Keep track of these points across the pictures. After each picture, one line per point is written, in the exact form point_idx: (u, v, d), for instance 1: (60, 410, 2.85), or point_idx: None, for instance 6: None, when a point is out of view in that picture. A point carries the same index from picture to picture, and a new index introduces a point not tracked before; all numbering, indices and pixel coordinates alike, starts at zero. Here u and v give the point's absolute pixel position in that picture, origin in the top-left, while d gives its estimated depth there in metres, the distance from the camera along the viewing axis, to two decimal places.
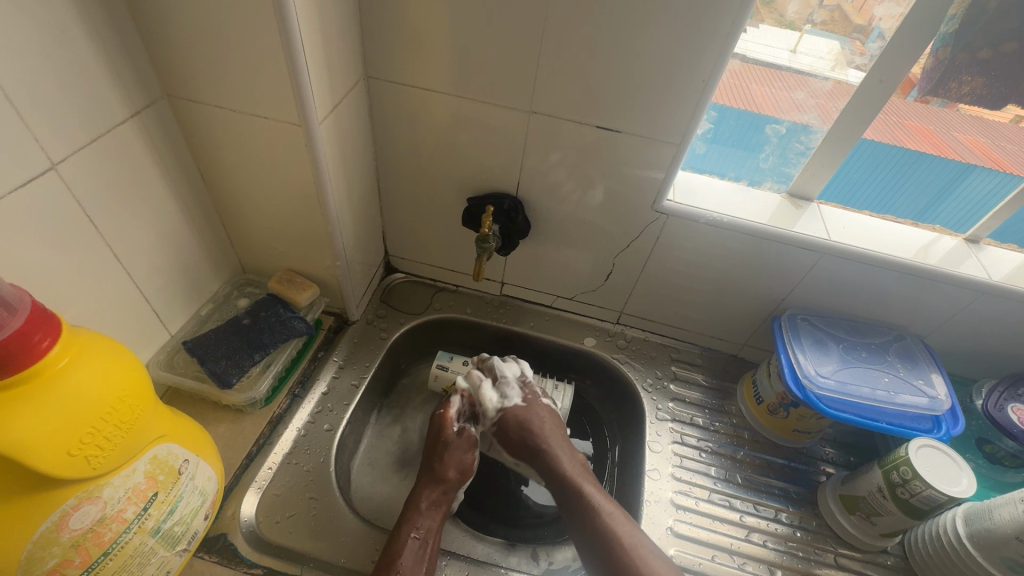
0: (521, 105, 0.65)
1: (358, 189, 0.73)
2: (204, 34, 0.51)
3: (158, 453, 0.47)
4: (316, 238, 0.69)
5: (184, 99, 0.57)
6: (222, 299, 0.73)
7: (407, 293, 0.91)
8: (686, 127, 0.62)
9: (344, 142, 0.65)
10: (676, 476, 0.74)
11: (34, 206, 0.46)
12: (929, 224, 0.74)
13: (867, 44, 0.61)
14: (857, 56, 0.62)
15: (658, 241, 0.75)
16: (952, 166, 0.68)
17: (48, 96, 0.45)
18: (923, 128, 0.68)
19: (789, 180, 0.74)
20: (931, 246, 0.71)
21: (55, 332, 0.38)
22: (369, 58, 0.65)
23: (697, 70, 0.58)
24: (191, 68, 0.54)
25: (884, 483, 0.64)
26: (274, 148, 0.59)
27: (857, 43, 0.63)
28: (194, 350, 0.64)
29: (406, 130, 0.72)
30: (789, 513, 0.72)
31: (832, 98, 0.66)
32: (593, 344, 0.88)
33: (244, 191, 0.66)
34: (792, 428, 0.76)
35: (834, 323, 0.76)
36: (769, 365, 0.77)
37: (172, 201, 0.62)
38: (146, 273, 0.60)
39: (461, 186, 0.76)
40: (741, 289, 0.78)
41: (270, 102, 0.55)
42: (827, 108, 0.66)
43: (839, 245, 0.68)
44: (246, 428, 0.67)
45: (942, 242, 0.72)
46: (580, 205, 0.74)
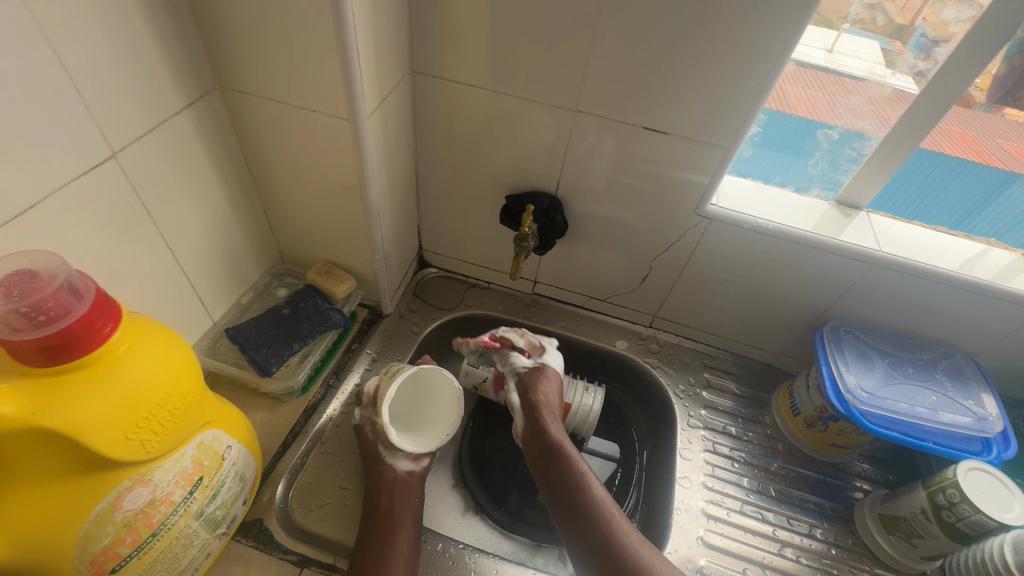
0: (567, 104, 0.64)
1: (398, 184, 0.73)
2: (259, 26, 0.51)
3: (204, 438, 0.48)
4: (358, 231, 0.70)
5: (236, 90, 0.57)
6: (262, 288, 0.74)
7: (439, 289, 0.91)
8: (737, 131, 0.61)
9: (388, 137, 0.65)
10: (707, 485, 0.72)
11: (95, 192, 0.47)
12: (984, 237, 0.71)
13: (908, 45, 0.61)
14: (899, 58, 0.62)
15: (698, 246, 0.74)
16: (997, 174, 0.66)
17: (112, 86, 0.46)
18: (964, 131, 0.65)
19: (838, 187, 0.72)
20: (982, 258, 0.68)
21: (117, 318, 0.39)
22: (416, 54, 0.65)
23: (755, 72, 0.56)
24: (244, 61, 0.54)
25: (928, 504, 0.61)
26: (320, 141, 0.60)
27: (897, 43, 0.63)
28: (235, 339, 0.65)
29: (448, 126, 0.72)
30: (824, 529, 0.70)
31: (869, 103, 0.65)
32: (625, 347, 0.87)
33: (289, 182, 0.66)
34: (829, 442, 0.75)
35: (880, 337, 0.73)
36: (809, 377, 0.75)
37: (219, 191, 0.63)
38: (193, 261, 0.62)
39: (500, 183, 0.76)
40: (782, 297, 0.76)
41: (321, 95, 0.55)
42: (859, 113, 0.66)
43: (889, 256, 0.66)
44: (282, 416, 0.68)
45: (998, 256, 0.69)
46: (620, 207, 0.73)
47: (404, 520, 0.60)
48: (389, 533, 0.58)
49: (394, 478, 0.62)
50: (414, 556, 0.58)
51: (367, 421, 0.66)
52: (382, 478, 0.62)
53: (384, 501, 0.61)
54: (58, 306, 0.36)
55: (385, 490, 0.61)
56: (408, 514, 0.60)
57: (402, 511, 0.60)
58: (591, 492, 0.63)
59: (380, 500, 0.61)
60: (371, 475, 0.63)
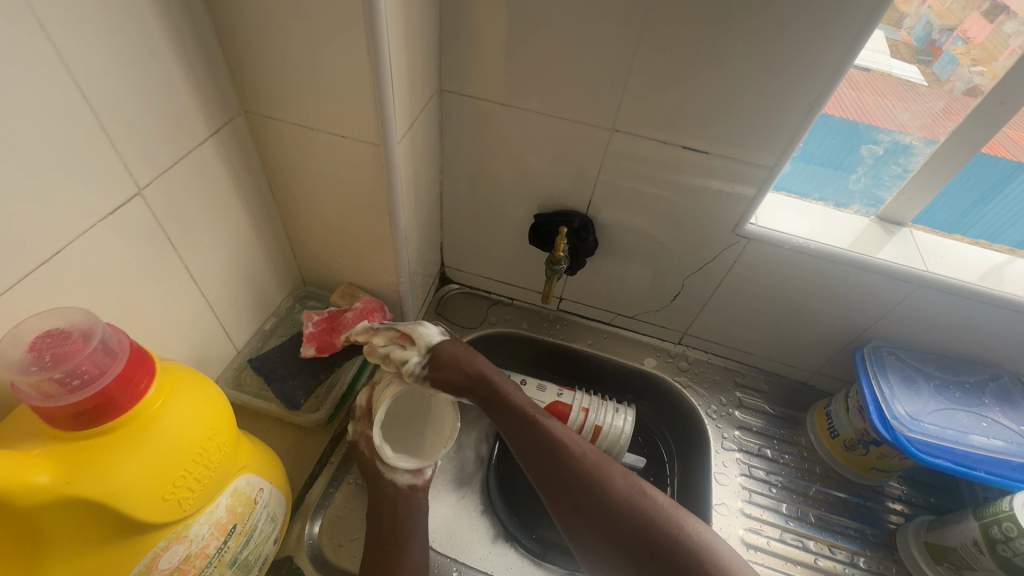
0: (603, 123, 0.62)
1: (423, 204, 0.71)
2: (290, 52, 0.49)
3: (238, 485, 0.46)
4: (384, 255, 0.67)
5: (263, 116, 0.55)
6: (285, 312, 0.72)
7: (462, 306, 0.89)
8: (783, 151, 0.58)
9: (416, 159, 0.62)
10: (745, 512, 0.71)
11: (122, 231, 0.45)
12: None
13: (913, 33, 0.62)
14: (904, 45, 0.63)
15: (735, 265, 0.72)
16: (1023, 172, 0.63)
17: (138, 121, 0.44)
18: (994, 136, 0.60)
19: (880, 203, 0.69)
20: (1005, 274, 0.65)
21: (151, 373, 0.37)
22: (444, 71, 0.63)
23: (804, 92, 0.53)
24: (270, 85, 0.52)
25: (981, 536, 0.59)
26: (348, 166, 0.57)
27: (903, 31, 0.62)
28: (261, 369, 0.63)
29: (475, 144, 0.69)
30: (867, 558, 0.68)
31: (877, 94, 0.65)
32: (654, 365, 0.85)
33: (313, 206, 0.64)
34: (870, 466, 0.72)
35: (924, 358, 0.70)
36: (849, 398, 0.73)
37: (243, 218, 0.60)
38: (217, 291, 0.59)
39: (528, 201, 0.73)
40: (820, 317, 0.74)
41: (350, 120, 0.53)
42: (879, 112, 0.65)
43: (937, 277, 0.64)
44: (309, 447, 0.66)
45: None
46: (653, 226, 0.71)
47: (415, 522, 0.58)
48: (399, 532, 0.56)
49: (396, 491, 0.59)
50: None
51: (361, 437, 0.63)
52: (384, 490, 0.59)
53: (390, 507, 0.58)
54: (93, 367, 0.34)
55: (387, 501, 0.59)
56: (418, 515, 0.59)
57: (412, 513, 0.58)
58: (580, 457, 0.57)
59: (386, 505, 0.59)
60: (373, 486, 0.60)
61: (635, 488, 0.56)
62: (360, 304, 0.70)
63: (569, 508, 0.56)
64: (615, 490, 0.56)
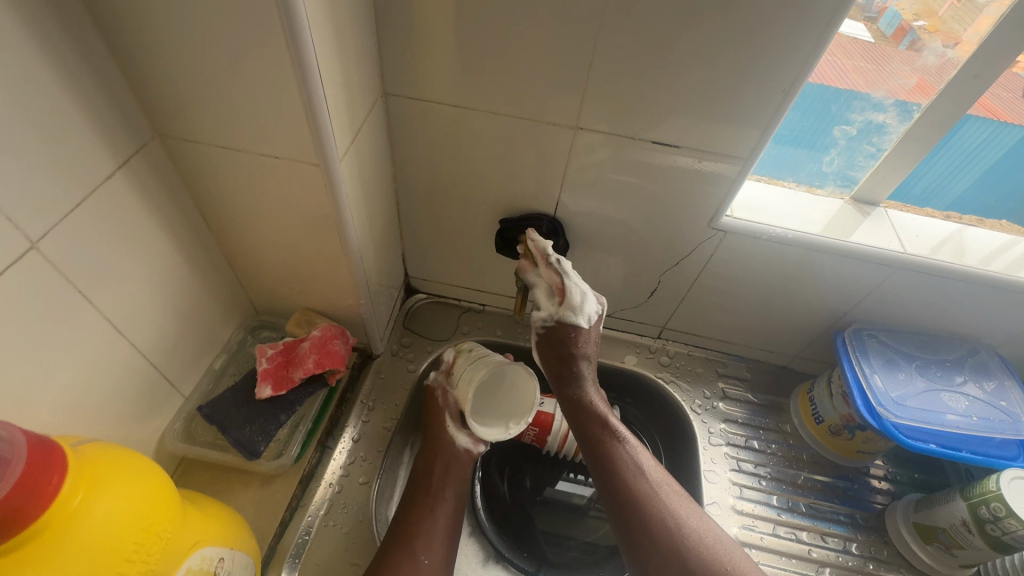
0: (564, 120, 0.57)
1: (378, 217, 0.65)
2: (202, 66, 0.42)
3: (192, 563, 0.41)
4: (339, 277, 0.62)
5: (180, 139, 0.48)
6: (236, 347, 0.66)
7: (431, 316, 0.84)
8: (756, 141, 0.55)
9: (364, 172, 0.57)
10: (738, 509, 0.69)
11: (16, 292, 0.39)
12: (998, 220, 0.68)
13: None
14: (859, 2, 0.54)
15: (711, 258, 0.69)
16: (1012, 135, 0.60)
17: (18, 162, 0.37)
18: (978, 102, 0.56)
19: (854, 183, 0.67)
20: (967, 240, 0.65)
21: (63, 467, 0.33)
22: (387, 72, 0.57)
23: (776, 79, 0.50)
24: (184, 105, 0.45)
25: (970, 516, 0.59)
26: (286, 188, 0.51)
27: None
28: (211, 418, 0.57)
29: (429, 149, 0.64)
30: (858, 542, 0.68)
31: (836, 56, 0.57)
32: (634, 362, 0.82)
33: (254, 232, 0.58)
34: (855, 450, 0.72)
35: (903, 339, 0.70)
36: (831, 384, 0.72)
37: (173, 254, 0.54)
38: (151, 337, 0.53)
39: (491, 206, 0.69)
40: (799, 304, 0.72)
41: (282, 138, 0.47)
42: (833, 76, 0.59)
43: (915, 258, 0.62)
44: (276, 492, 0.61)
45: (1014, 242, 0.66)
46: (625, 223, 0.67)
47: (450, 489, 0.63)
48: (433, 498, 0.62)
49: (449, 451, 0.65)
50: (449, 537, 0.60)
51: (439, 387, 0.70)
52: (441, 445, 0.66)
53: (437, 469, 0.64)
54: None
55: (438, 460, 0.65)
56: (454, 484, 0.63)
57: (451, 480, 0.64)
58: (649, 485, 0.59)
59: (432, 468, 0.64)
60: (431, 441, 0.67)
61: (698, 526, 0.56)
62: (317, 332, 0.64)
63: (629, 529, 0.58)
64: (677, 525, 0.56)
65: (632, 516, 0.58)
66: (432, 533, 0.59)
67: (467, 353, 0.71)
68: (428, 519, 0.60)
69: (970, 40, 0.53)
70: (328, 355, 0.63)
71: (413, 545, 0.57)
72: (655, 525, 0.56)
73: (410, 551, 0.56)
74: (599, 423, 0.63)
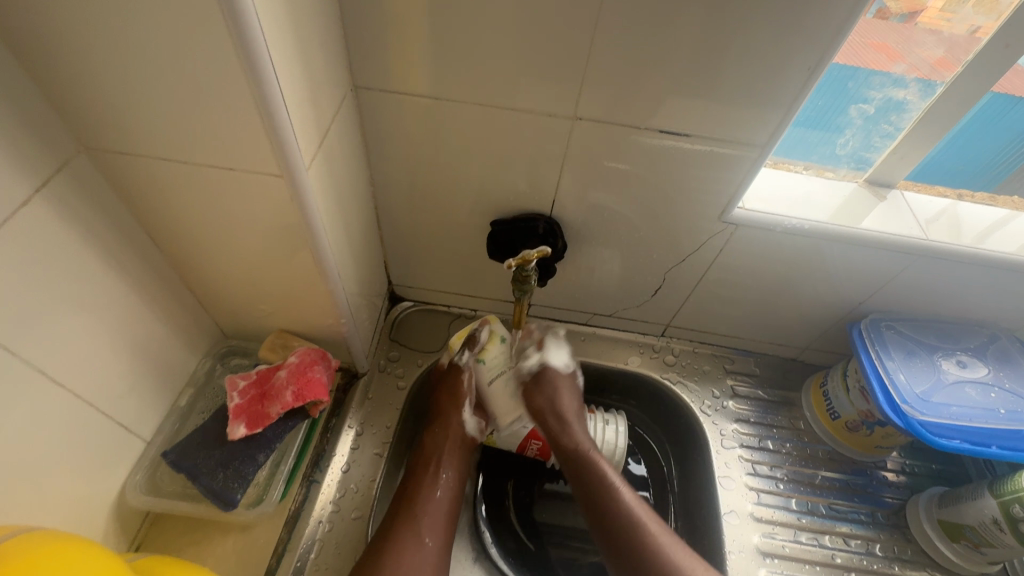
0: (559, 111, 0.51)
1: (355, 226, 0.58)
2: (129, 64, 0.35)
3: None
4: (315, 296, 0.55)
5: (113, 152, 0.41)
6: (204, 378, 0.59)
7: (420, 325, 0.78)
8: (773, 128, 0.50)
9: (336, 178, 0.50)
10: (756, 516, 0.66)
11: None
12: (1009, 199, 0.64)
13: None
14: None
15: (720, 253, 0.64)
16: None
17: None
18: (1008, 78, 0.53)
19: (869, 165, 0.63)
20: (961, 215, 0.62)
21: None
22: (356, 63, 0.50)
23: (798, 57, 0.45)
24: (112, 112, 0.38)
25: (1001, 514, 0.57)
26: (245, 203, 0.44)
27: None
28: (178, 466, 0.51)
29: (407, 147, 0.57)
30: (881, 543, 0.65)
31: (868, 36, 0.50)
32: (638, 364, 0.77)
33: (212, 253, 0.51)
34: (873, 445, 0.69)
35: (922, 328, 0.66)
36: (848, 378, 0.69)
37: (117, 284, 0.47)
38: (98, 382, 0.46)
39: (480, 207, 0.62)
40: (812, 296, 0.68)
41: (235, 146, 0.39)
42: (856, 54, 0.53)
43: (939, 244, 0.58)
44: (259, 537, 0.55)
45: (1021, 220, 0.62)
46: (627, 220, 0.61)
47: (448, 466, 0.62)
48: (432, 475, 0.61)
49: (457, 432, 0.64)
50: (448, 509, 0.59)
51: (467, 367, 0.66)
52: (448, 425, 0.64)
53: (441, 442, 0.64)
54: None
55: (445, 436, 0.64)
56: (453, 462, 0.63)
57: (452, 459, 0.63)
58: (643, 527, 0.56)
59: (439, 442, 0.64)
60: (438, 417, 0.65)
61: (680, 552, 0.55)
62: (295, 358, 0.57)
63: (618, 560, 0.56)
64: (666, 565, 0.53)
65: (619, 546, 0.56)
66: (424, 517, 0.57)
67: (500, 342, 0.66)
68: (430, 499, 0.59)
69: (942, 13, 0.52)
70: (309, 384, 0.56)
71: (416, 520, 0.56)
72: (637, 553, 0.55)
73: (413, 525, 0.56)
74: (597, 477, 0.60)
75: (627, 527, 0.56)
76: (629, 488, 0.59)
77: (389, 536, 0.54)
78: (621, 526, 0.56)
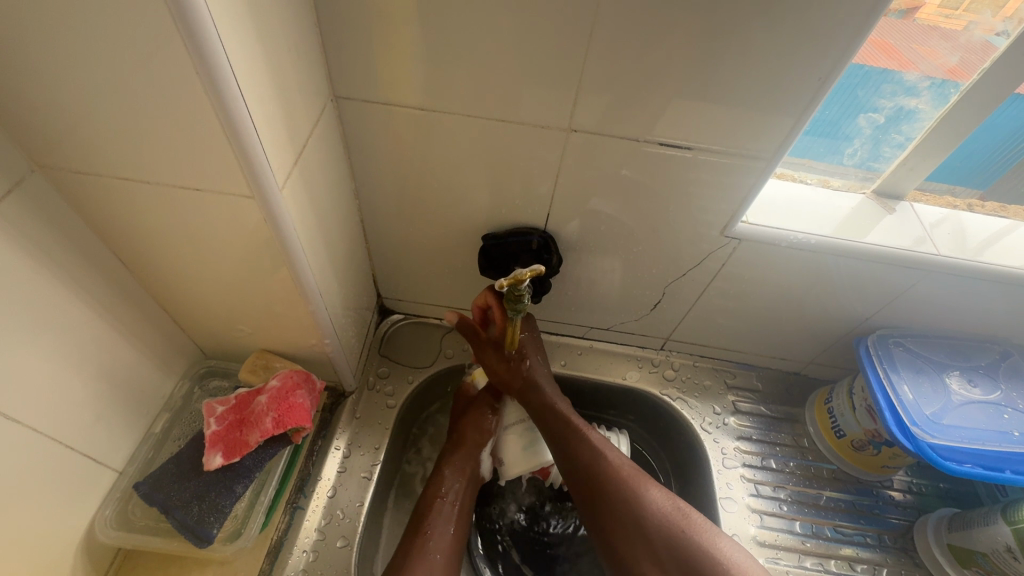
0: (552, 123, 0.48)
1: (338, 241, 0.56)
2: (81, 79, 0.32)
3: None
4: (296, 317, 0.53)
5: (71, 171, 0.38)
6: (180, 402, 0.56)
7: (410, 339, 0.75)
8: (779, 142, 0.48)
9: (315, 195, 0.47)
10: (759, 540, 0.64)
11: None
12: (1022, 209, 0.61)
13: None
14: None
15: (721, 268, 0.62)
16: None
17: None
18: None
19: (877, 175, 0.60)
20: (972, 226, 0.59)
21: None
22: (336, 72, 0.47)
23: (808, 65, 0.42)
24: (64, 131, 0.35)
25: (1015, 542, 0.55)
26: (216, 223, 0.42)
27: None
28: (153, 498, 0.49)
29: (393, 159, 0.54)
30: (889, 567, 0.63)
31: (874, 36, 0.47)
32: (637, 378, 0.75)
33: (184, 274, 0.48)
34: (881, 465, 0.67)
35: (931, 345, 0.64)
36: (854, 397, 0.66)
37: (80, 311, 0.44)
38: (62, 413, 0.44)
39: (471, 221, 0.60)
40: (816, 311, 0.65)
41: (201, 167, 0.37)
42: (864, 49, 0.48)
43: (952, 260, 0.55)
44: (239, 569, 0.53)
45: None
46: (623, 233, 0.59)
47: (455, 501, 0.60)
48: (432, 516, 0.58)
49: (468, 473, 0.63)
50: (459, 544, 0.57)
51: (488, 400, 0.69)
52: (453, 465, 0.63)
53: (447, 475, 0.62)
54: None
55: (452, 475, 0.62)
56: (461, 499, 0.61)
57: (461, 498, 0.61)
58: (610, 462, 0.57)
59: (443, 479, 0.62)
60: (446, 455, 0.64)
61: (647, 489, 0.56)
62: (276, 381, 0.54)
63: (592, 503, 0.56)
64: (638, 498, 0.55)
65: (593, 481, 0.57)
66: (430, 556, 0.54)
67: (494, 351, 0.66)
68: (431, 539, 0.56)
69: (940, 8, 0.47)
70: (291, 411, 0.53)
71: (428, 556, 0.54)
72: (609, 487, 0.56)
73: (425, 561, 0.53)
74: (561, 416, 0.61)
75: (596, 462, 0.58)
76: (594, 431, 0.61)
77: (402, 570, 0.52)
78: (590, 460, 0.58)
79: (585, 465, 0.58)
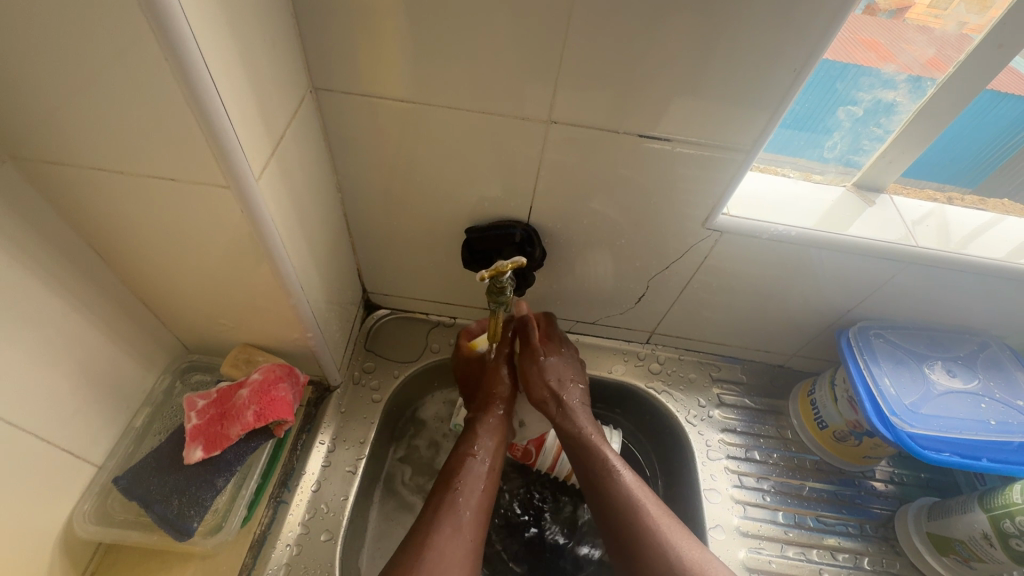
0: (531, 116, 0.48)
1: (321, 235, 0.56)
2: (50, 68, 0.32)
3: None
4: (278, 311, 0.52)
5: (44, 162, 0.38)
6: (161, 397, 0.56)
7: (396, 334, 0.75)
8: (758, 135, 0.48)
9: (294, 188, 0.47)
10: (743, 530, 0.64)
11: None
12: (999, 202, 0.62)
13: None
14: None
15: (704, 261, 0.62)
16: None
17: None
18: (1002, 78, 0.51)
19: (857, 168, 0.61)
20: (950, 218, 0.60)
21: None
22: (315, 64, 0.47)
23: (783, 58, 0.42)
24: (34, 121, 0.35)
25: (992, 529, 0.55)
26: (193, 216, 0.41)
27: None
28: (133, 493, 0.48)
29: (374, 153, 0.54)
30: (870, 556, 0.64)
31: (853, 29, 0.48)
32: (623, 372, 0.75)
33: (163, 268, 0.48)
34: (863, 455, 0.67)
35: (911, 336, 0.64)
36: (836, 389, 0.67)
37: (56, 304, 0.43)
38: (39, 408, 0.43)
39: (454, 214, 0.60)
40: (798, 304, 0.66)
41: (175, 158, 0.37)
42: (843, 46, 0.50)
43: (929, 251, 0.56)
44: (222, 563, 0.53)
45: (1009, 225, 0.60)
46: (605, 227, 0.59)
47: (487, 459, 0.60)
48: (463, 472, 0.58)
49: (498, 434, 0.62)
50: (487, 505, 0.57)
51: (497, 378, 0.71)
52: (487, 423, 0.63)
53: (478, 432, 0.62)
54: None
55: (484, 433, 0.62)
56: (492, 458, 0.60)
57: (492, 456, 0.60)
58: (644, 511, 0.56)
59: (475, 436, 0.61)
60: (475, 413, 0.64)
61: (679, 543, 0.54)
62: (258, 375, 0.54)
63: (620, 546, 0.56)
64: (665, 549, 0.53)
65: (625, 526, 0.56)
66: (459, 516, 0.54)
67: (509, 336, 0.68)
68: (461, 495, 0.56)
69: (929, 8, 0.48)
70: (272, 404, 0.53)
71: (459, 513, 0.54)
72: (637, 535, 0.55)
73: (454, 519, 0.53)
74: (596, 454, 0.60)
75: (629, 504, 0.56)
76: (627, 469, 0.59)
77: (432, 529, 0.52)
78: (622, 501, 0.57)
79: (620, 509, 0.57)
